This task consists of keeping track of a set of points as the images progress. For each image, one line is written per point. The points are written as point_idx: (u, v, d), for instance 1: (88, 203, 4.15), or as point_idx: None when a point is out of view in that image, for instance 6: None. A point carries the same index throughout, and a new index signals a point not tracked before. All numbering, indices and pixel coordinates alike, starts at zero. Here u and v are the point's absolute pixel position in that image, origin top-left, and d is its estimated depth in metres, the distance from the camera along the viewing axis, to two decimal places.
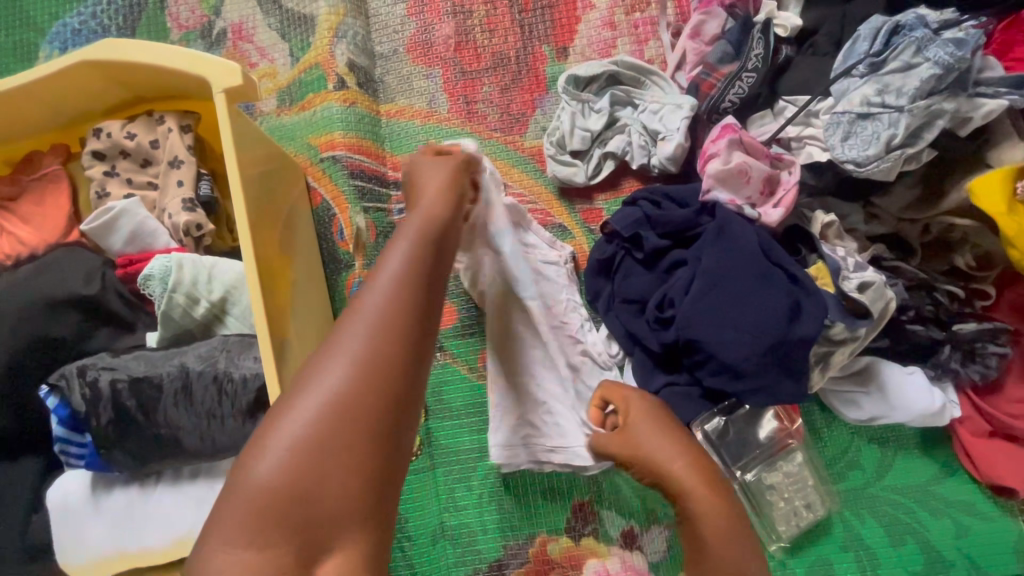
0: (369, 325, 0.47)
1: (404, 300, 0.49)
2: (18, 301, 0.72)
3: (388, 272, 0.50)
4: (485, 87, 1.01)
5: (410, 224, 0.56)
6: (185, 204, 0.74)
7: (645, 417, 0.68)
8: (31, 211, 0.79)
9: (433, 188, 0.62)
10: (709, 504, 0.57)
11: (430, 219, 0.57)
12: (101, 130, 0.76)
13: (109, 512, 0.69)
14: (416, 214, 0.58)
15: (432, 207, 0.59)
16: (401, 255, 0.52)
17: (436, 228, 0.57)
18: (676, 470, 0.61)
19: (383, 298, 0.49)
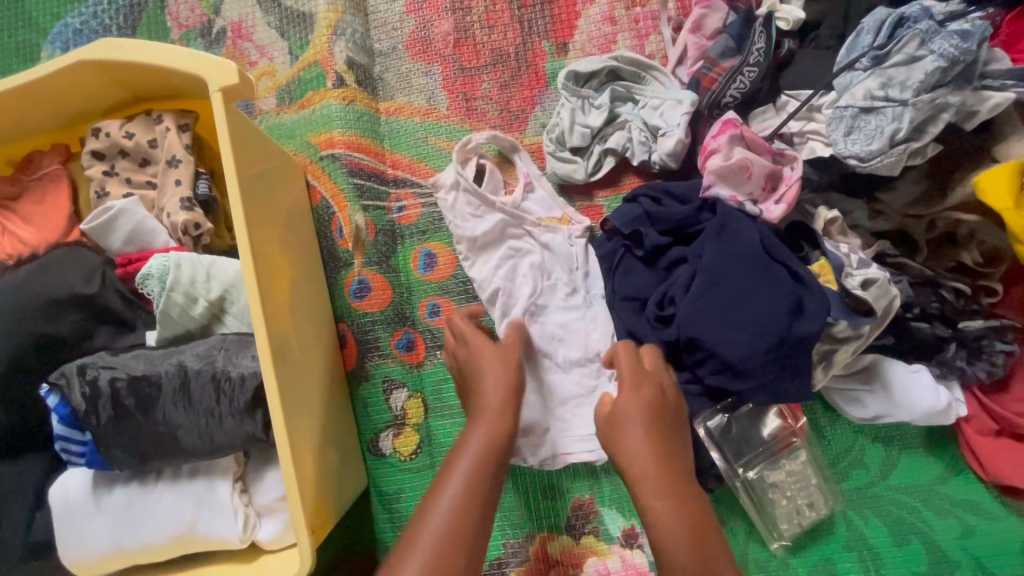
0: (444, 539, 0.60)
1: (473, 496, 0.64)
2: (19, 300, 0.73)
3: (465, 454, 0.68)
4: (484, 84, 1.00)
5: (476, 432, 0.70)
6: (184, 203, 0.74)
7: (636, 406, 0.71)
8: (32, 210, 0.79)
9: (486, 361, 0.78)
10: (672, 509, 0.64)
11: (489, 412, 0.72)
12: (99, 130, 0.76)
13: (110, 510, 0.69)
14: (477, 416, 0.72)
15: (495, 387, 0.75)
16: (472, 461, 0.67)
17: (489, 424, 0.71)
18: (651, 470, 0.67)
19: (446, 515, 0.62)
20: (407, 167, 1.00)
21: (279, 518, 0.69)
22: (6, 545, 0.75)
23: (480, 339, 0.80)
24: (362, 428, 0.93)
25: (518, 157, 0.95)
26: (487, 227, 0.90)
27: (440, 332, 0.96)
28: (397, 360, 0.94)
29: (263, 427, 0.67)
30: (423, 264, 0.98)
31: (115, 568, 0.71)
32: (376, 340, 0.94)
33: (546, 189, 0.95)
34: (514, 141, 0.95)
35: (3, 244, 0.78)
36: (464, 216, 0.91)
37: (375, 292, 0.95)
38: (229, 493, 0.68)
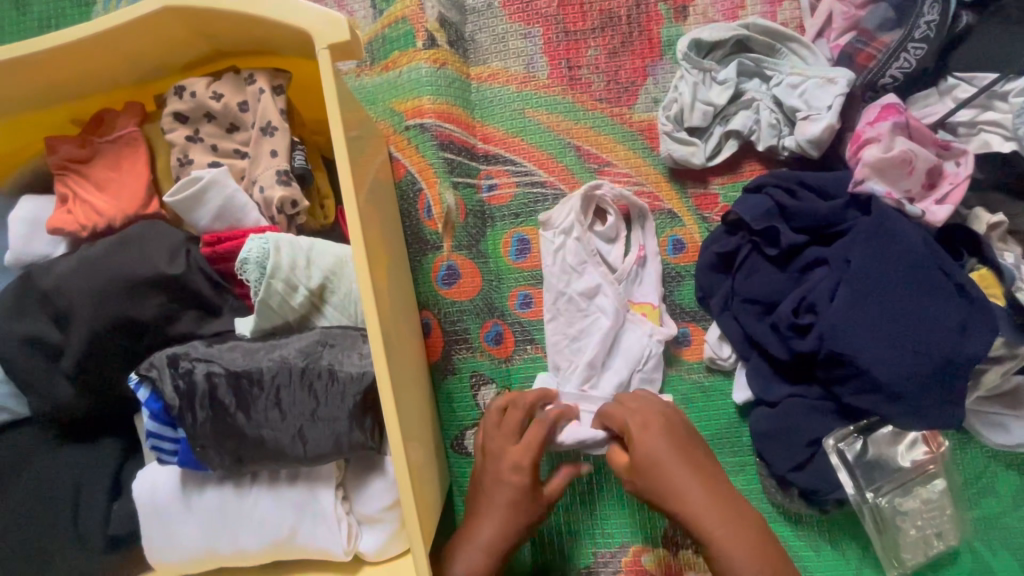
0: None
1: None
2: (100, 279, 0.66)
3: (476, 545, 0.68)
4: (591, 50, 0.90)
5: (485, 523, 0.69)
6: (280, 176, 0.66)
7: (652, 460, 0.67)
8: (107, 176, 0.72)
9: (512, 464, 0.71)
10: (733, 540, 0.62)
11: (505, 504, 0.70)
12: (184, 88, 0.67)
13: (201, 512, 0.63)
14: (487, 514, 0.70)
15: (505, 500, 0.70)
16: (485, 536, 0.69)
17: (500, 522, 0.69)
18: (699, 507, 0.64)
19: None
20: (500, 141, 0.90)
21: (383, 529, 0.64)
22: (85, 536, 0.71)
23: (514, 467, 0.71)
24: (446, 426, 0.87)
25: (637, 228, 0.86)
26: (584, 285, 0.82)
27: (531, 326, 0.88)
28: (486, 353, 0.87)
29: (374, 433, 0.61)
30: (515, 250, 0.89)
31: (205, 570, 0.66)
32: (465, 332, 0.87)
33: (657, 275, 0.84)
34: (645, 206, 0.85)
35: (76, 213, 0.70)
36: (562, 266, 0.83)
37: (464, 279, 0.87)
38: (333, 501, 0.62)
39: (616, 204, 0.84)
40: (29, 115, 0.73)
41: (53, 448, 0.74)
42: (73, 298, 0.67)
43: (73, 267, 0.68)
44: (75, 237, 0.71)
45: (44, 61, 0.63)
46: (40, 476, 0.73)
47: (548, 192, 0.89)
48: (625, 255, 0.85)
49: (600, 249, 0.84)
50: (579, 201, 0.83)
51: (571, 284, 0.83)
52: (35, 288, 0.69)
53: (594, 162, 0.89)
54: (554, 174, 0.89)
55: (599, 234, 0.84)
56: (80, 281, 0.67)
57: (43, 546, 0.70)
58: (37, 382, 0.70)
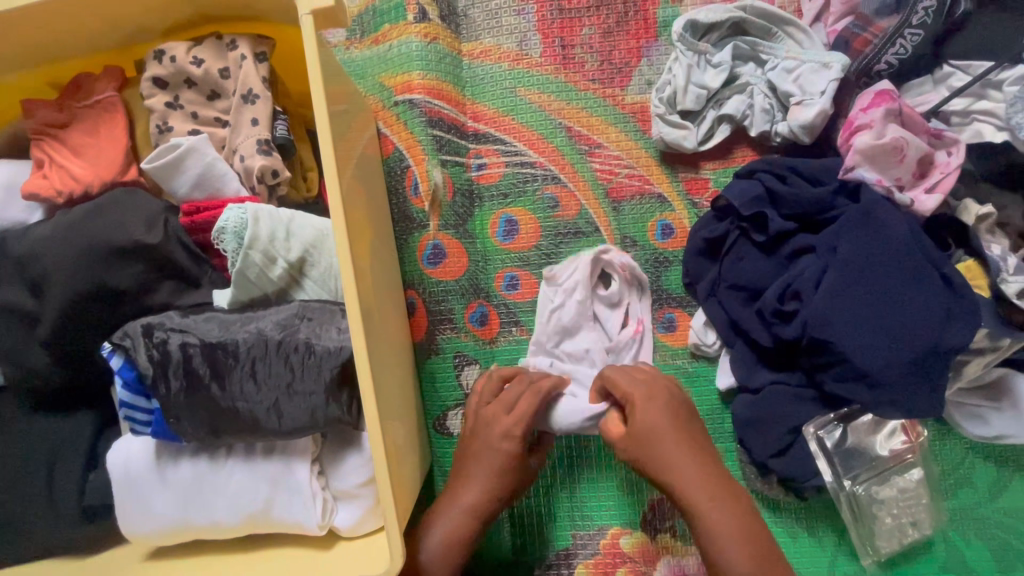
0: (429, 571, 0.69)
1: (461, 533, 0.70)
2: (74, 246, 0.65)
3: (460, 507, 0.71)
4: (585, 30, 0.88)
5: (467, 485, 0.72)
6: (260, 145, 0.64)
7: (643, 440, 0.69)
8: (83, 142, 0.70)
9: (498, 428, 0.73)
10: (723, 510, 0.65)
11: (488, 467, 0.72)
12: (163, 53, 0.65)
13: (175, 483, 0.63)
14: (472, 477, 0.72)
15: (490, 460, 0.72)
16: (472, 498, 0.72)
17: (485, 478, 0.72)
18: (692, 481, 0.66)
19: (444, 531, 0.70)
20: (491, 120, 0.89)
21: (359, 505, 0.63)
22: (59, 506, 0.70)
23: (493, 426, 0.73)
24: (428, 406, 0.87)
25: (637, 297, 0.84)
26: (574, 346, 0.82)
27: (516, 307, 0.88)
28: (470, 334, 0.87)
29: (351, 408, 0.60)
30: (503, 231, 0.88)
31: (179, 541, 0.66)
32: (450, 312, 0.86)
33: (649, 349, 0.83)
34: (645, 278, 0.83)
35: (51, 178, 0.69)
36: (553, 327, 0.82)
37: (450, 259, 0.86)
38: (309, 476, 0.62)
39: (625, 274, 0.83)
40: (6, 78, 0.71)
41: (28, 417, 0.73)
42: (46, 265, 0.66)
43: (47, 234, 0.66)
44: (51, 203, 0.70)
45: (14, 22, 0.61)
46: (15, 444, 0.72)
47: (537, 173, 0.88)
48: (623, 324, 0.84)
49: (599, 313, 0.83)
50: (579, 265, 0.83)
51: (561, 344, 0.83)
52: (9, 254, 0.68)
53: (585, 144, 0.88)
54: (545, 155, 0.88)
55: (602, 299, 0.83)
56: (53, 248, 0.65)
57: (17, 514, 0.70)
58: (13, 349, 0.69)
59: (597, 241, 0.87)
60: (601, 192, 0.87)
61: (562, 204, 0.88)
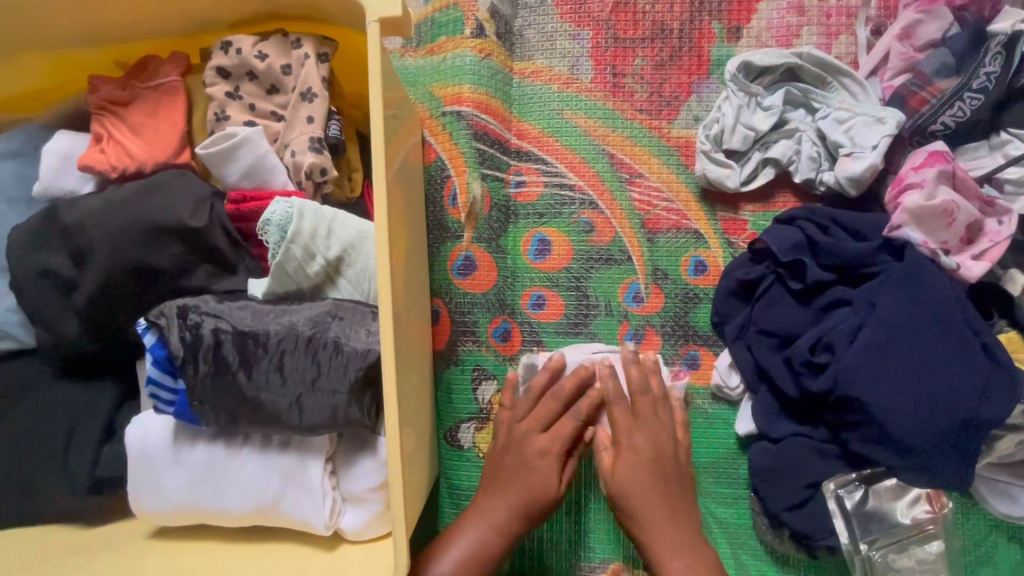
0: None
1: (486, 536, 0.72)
2: (121, 221, 0.66)
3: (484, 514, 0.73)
4: (638, 60, 0.89)
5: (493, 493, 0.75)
6: (312, 143, 0.65)
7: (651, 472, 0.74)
8: (143, 121, 0.72)
9: (524, 438, 0.77)
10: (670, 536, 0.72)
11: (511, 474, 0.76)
12: (230, 44, 0.67)
13: (191, 466, 0.63)
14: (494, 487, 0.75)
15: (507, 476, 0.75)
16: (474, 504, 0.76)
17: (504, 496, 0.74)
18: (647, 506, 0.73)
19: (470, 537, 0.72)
20: (534, 139, 0.90)
21: (367, 509, 0.63)
22: (71, 473, 0.71)
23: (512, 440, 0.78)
24: (442, 415, 0.86)
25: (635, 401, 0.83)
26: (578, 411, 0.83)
27: (540, 327, 0.88)
28: (491, 348, 0.86)
29: (371, 412, 0.60)
30: (535, 250, 0.88)
31: (186, 525, 0.66)
32: (473, 325, 0.86)
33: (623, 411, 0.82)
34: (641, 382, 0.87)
35: (108, 153, 0.71)
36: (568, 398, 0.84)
37: (481, 272, 0.86)
38: (321, 474, 0.61)
39: None
40: (80, 54, 0.76)
41: (56, 381, 0.75)
42: (91, 236, 0.67)
43: (97, 206, 0.68)
44: (103, 177, 0.72)
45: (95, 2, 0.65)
46: (39, 406, 0.74)
47: (575, 197, 0.88)
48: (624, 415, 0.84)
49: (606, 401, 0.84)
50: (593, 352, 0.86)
51: None
52: (58, 223, 0.70)
53: (626, 172, 0.88)
54: (585, 179, 0.88)
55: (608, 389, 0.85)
56: (101, 221, 0.67)
57: (30, 477, 0.71)
58: (50, 314, 0.71)
59: (628, 270, 0.87)
60: (636, 222, 0.87)
61: (597, 229, 0.87)
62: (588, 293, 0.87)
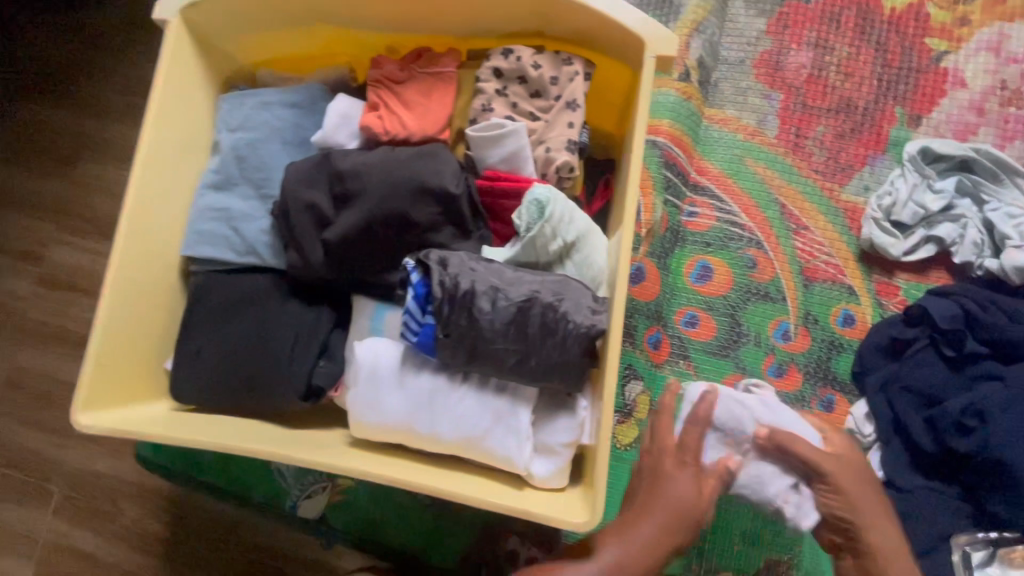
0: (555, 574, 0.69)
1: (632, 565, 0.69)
2: (394, 177, 0.79)
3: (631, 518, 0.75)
4: (821, 126, 0.99)
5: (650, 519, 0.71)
6: (569, 144, 0.78)
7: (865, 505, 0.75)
8: (416, 99, 0.85)
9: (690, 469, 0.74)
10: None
11: (671, 504, 0.72)
12: (512, 52, 0.81)
13: (414, 390, 0.74)
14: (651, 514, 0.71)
15: (671, 504, 0.72)
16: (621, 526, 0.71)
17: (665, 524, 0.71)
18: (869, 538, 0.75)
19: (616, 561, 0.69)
20: (714, 178, 1.00)
21: (554, 461, 0.72)
22: (293, 377, 0.84)
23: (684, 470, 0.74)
24: None
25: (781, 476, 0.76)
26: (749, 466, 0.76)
27: (689, 343, 0.96)
28: (643, 352, 0.96)
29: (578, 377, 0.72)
30: (696, 274, 0.98)
31: (390, 440, 0.76)
32: (632, 328, 0.96)
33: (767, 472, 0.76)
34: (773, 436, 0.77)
35: (384, 120, 0.85)
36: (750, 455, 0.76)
37: (648, 282, 0.96)
38: (528, 421, 0.72)
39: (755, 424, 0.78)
40: (364, 35, 0.93)
41: (287, 298, 0.88)
42: (365, 184, 0.80)
43: (373, 160, 0.81)
44: (373, 138, 0.85)
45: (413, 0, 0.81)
46: (271, 316, 0.87)
47: (744, 235, 0.98)
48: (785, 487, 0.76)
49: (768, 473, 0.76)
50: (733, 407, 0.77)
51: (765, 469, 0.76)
52: (330, 167, 0.83)
53: (794, 223, 0.97)
54: (755, 222, 0.98)
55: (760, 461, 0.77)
56: (375, 173, 0.80)
57: (260, 371, 0.85)
58: (303, 239, 0.84)
59: (781, 309, 0.95)
60: (796, 268, 0.96)
61: (759, 266, 0.97)
62: (740, 322, 0.96)
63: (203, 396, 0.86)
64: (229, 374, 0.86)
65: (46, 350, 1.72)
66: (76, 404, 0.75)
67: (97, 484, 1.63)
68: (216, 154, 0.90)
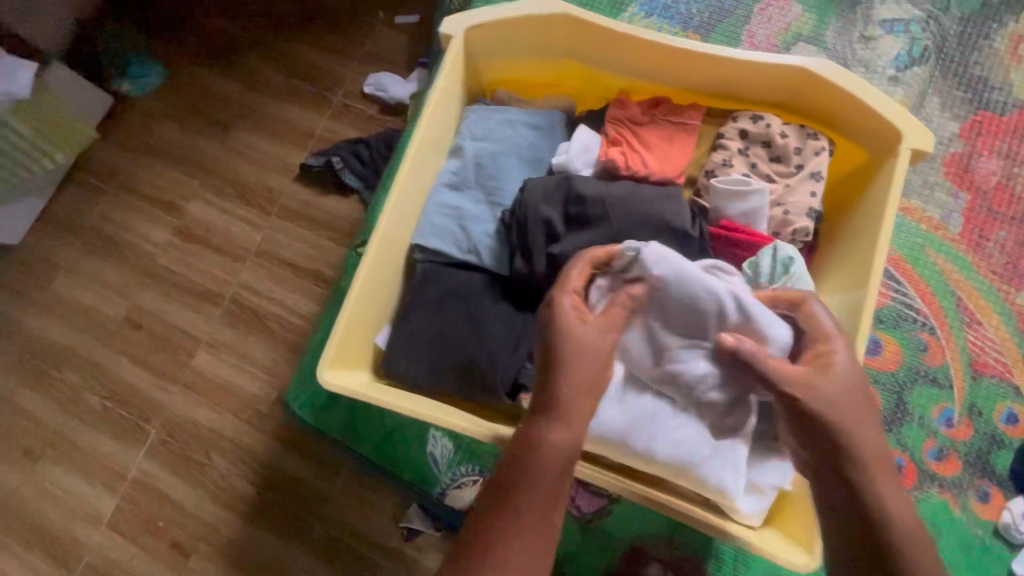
0: (555, 457, 0.64)
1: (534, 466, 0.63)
2: (638, 212, 0.87)
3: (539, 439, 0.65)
4: (1003, 232, 1.05)
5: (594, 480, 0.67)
6: (808, 211, 0.85)
7: None
8: (658, 143, 0.93)
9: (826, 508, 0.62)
10: None
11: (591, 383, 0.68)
12: (762, 119, 0.89)
13: (634, 410, 0.79)
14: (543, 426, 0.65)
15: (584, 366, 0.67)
16: (569, 389, 0.66)
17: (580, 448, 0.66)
18: None
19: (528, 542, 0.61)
20: (893, 260, 1.06)
21: (760, 499, 0.78)
22: (502, 375, 0.90)
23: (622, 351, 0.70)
24: None
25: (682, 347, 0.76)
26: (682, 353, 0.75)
27: None
28: None
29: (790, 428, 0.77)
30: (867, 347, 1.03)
31: (597, 450, 0.82)
32: None
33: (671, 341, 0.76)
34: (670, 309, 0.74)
35: (627, 156, 0.92)
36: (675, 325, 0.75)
37: None
38: (744, 457, 0.77)
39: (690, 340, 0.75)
40: (604, 76, 1.01)
41: (499, 300, 0.94)
42: (607, 211, 0.88)
43: (618, 192, 0.88)
44: (612, 170, 0.93)
45: (681, 57, 0.91)
46: (484, 314, 0.93)
47: (918, 319, 1.03)
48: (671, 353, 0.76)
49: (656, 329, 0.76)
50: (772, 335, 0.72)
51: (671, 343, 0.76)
52: (571, 188, 0.90)
53: (968, 316, 1.03)
54: (930, 308, 1.03)
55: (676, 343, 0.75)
56: (620, 205, 0.87)
57: (470, 364, 0.91)
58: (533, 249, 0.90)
59: (947, 396, 1.00)
60: (967, 360, 1.01)
61: (930, 351, 1.02)
62: (906, 402, 1.00)
63: (411, 375, 0.92)
64: (438, 361, 0.92)
65: (166, 293, 1.73)
66: (323, 361, 0.82)
67: (193, 433, 1.60)
68: (457, 158, 0.99)
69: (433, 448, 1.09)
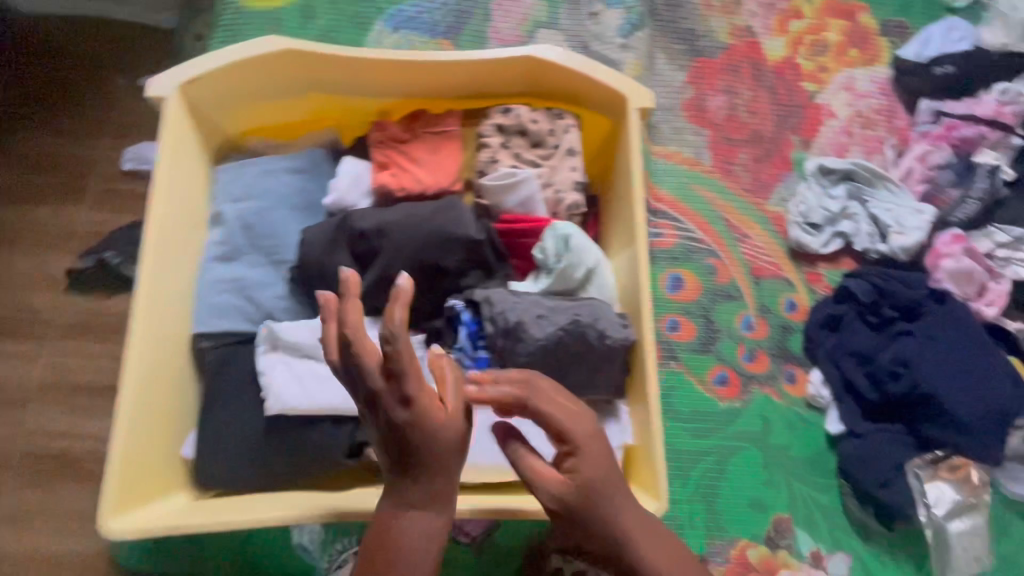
0: (429, 537, 0.58)
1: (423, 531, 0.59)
2: (422, 231, 0.84)
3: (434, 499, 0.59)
4: (742, 155, 1.23)
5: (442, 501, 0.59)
6: (575, 186, 0.91)
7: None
8: (425, 156, 0.92)
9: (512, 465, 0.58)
10: None
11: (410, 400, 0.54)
12: (511, 110, 0.93)
13: None
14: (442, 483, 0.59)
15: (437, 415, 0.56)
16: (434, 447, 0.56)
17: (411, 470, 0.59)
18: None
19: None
20: (671, 202, 1.18)
21: None
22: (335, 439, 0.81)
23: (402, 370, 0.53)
24: None
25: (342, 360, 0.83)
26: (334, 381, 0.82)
27: (677, 345, 1.10)
28: None
29: (612, 388, 0.81)
30: (671, 286, 1.13)
31: None
32: None
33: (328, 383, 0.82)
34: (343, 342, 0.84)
35: (398, 177, 0.90)
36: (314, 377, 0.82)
37: None
38: None
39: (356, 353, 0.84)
40: (357, 103, 0.98)
41: None
42: (391, 240, 0.84)
43: (398, 217, 0.85)
44: (387, 193, 0.90)
45: (419, 68, 0.91)
46: None
47: (702, 247, 1.16)
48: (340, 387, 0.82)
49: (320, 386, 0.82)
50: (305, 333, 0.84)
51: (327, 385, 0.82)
52: (351, 226, 0.86)
53: (737, 232, 1.18)
54: (708, 235, 1.17)
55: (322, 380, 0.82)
56: (403, 229, 0.84)
57: (296, 440, 0.81)
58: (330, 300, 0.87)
59: (741, 304, 1.14)
60: (747, 270, 1.16)
61: (719, 271, 1.15)
62: (713, 322, 1.12)
63: (236, 477, 0.82)
64: (258, 451, 0.82)
65: None
66: (104, 509, 0.70)
67: None
68: (220, 226, 0.90)
69: (299, 537, 0.93)
